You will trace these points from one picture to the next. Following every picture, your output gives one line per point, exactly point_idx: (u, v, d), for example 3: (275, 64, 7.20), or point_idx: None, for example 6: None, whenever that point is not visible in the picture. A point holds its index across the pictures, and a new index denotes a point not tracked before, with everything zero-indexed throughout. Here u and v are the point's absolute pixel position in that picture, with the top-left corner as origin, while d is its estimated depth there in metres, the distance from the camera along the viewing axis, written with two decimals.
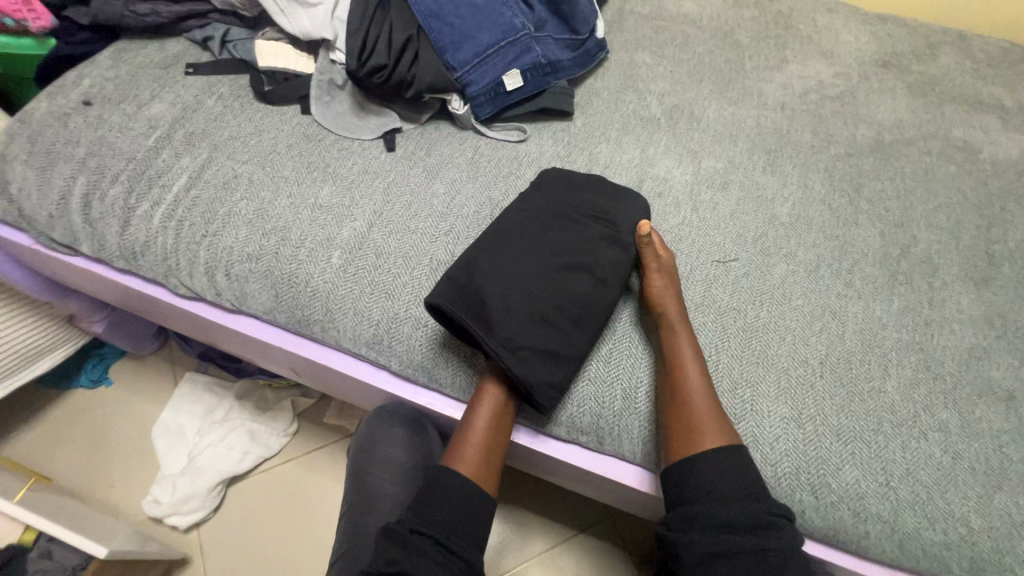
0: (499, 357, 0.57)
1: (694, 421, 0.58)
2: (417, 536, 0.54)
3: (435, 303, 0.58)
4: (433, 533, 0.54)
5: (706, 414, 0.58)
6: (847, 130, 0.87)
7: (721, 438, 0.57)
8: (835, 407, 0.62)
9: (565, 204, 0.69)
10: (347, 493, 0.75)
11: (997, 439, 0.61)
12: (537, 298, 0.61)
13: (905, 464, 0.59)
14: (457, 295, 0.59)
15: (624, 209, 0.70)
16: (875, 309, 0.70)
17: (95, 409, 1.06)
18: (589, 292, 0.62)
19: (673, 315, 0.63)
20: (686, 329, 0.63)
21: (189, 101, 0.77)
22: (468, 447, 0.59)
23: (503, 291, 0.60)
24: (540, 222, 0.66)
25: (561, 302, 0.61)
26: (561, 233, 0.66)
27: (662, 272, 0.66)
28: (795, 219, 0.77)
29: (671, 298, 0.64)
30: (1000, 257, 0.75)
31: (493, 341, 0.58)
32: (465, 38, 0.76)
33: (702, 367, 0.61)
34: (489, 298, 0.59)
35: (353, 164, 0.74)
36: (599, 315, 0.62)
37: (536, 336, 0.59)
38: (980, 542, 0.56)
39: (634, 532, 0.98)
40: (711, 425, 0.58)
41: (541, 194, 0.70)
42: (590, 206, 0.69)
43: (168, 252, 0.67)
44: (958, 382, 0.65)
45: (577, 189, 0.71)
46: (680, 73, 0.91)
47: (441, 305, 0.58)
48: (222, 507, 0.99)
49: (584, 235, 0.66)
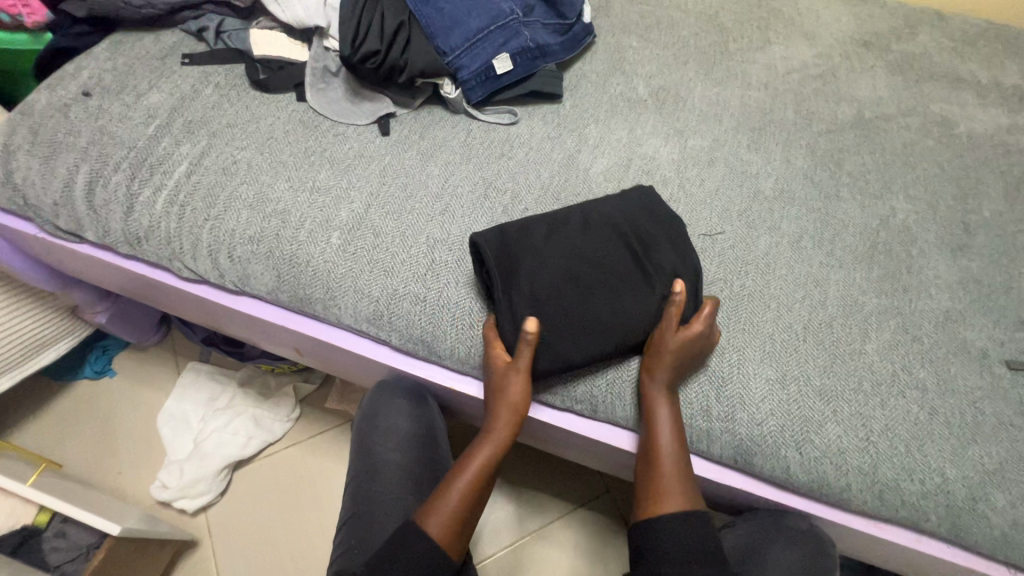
0: (500, 310, 0.62)
1: (655, 487, 0.61)
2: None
3: (478, 241, 0.63)
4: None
5: (667, 481, 0.60)
6: (829, 107, 0.90)
7: (682, 506, 0.60)
8: (818, 368, 0.65)
9: (626, 216, 0.67)
10: (352, 462, 0.77)
11: (972, 395, 0.64)
12: (557, 288, 0.63)
13: (884, 421, 0.63)
14: (496, 248, 0.63)
15: (671, 242, 0.66)
16: (855, 276, 0.72)
17: (101, 399, 1.08)
18: (618, 282, 0.64)
19: (656, 383, 0.61)
20: (670, 396, 0.61)
21: (186, 90, 0.78)
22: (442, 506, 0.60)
23: (537, 264, 0.63)
24: (601, 228, 0.66)
25: (576, 289, 0.63)
26: (617, 248, 0.65)
27: (670, 329, 0.61)
28: (779, 193, 0.79)
29: (663, 365, 0.60)
30: (975, 226, 0.78)
31: (503, 298, 0.62)
32: (456, 23, 0.78)
33: (678, 438, 0.61)
34: (521, 264, 0.63)
35: (349, 148, 0.76)
36: (612, 298, 0.63)
37: (542, 316, 0.62)
38: (954, 490, 0.60)
39: (631, 505, 1.01)
40: (672, 491, 0.60)
41: (618, 200, 0.69)
42: (660, 228, 0.67)
43: (171, 236, 0.69)
44: (935, 342, 0.68)
45: (658, 213, 0.68)
46: (666, 56, 0.94)
47: (481, 247, 0.63)
48: (228, 491, 1.01)
49: (637, 253, 0.65)
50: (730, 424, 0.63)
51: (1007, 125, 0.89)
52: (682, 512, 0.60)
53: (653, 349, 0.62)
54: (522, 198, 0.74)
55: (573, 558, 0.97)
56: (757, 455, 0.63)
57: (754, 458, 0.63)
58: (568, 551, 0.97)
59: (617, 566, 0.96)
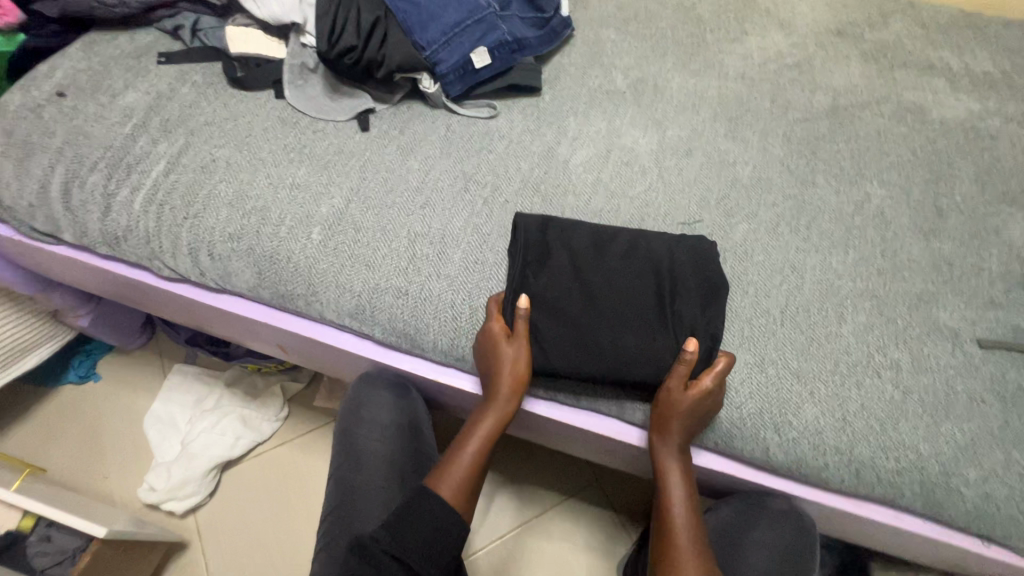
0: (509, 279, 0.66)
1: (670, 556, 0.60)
2: (393, 564, 0.55)
3: (519, 221, 0.69)
4: (408, 563, 0.55)
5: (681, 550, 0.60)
6: (804, 96, 0.91)
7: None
8: (795, 351, 0.66)
9: (671, 254, 0.68)
10: (336, 455, 0.77)
11: (945, 374, 0.66)
12: (569, 290, 0.65)
13: (859, 401, 0.64)
14: (537, 231, 0.68)
15: (705, 292, 0.66)
16: (831, 261, 0.74)
17: (86, 403, 1.07)
18: (632, 294, 0.65)
19: (666, 445, 0.63)
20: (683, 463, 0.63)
21: (163, 89, 0.78)
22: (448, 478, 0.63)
23: (565, 262, 0.67)
24: (638, 267, 0.67)
25: (585, 296, 0.65)
26: (646, 287, 0.66)
27: (677, 385, 0.61)
28: (756, 180, 0.80)
29: (671, 425, 0.61)
30: (947, 209, 0.79)
31: (517, 276, 0.66)
32: (433, 18, 0.78)
33: (690, 503, 0.63)
34: (551, 254, 0.67)
35: (329, 145, 0.76)
36: (609, 295, 0.65)
37: (540, 305, 0.65)
38: (927, 465, 0.61)
39: (620, 494, 1.02)
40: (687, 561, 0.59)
41: (670, 242, 0.69)
42: (700, 280, 0.67)
43: (150, 236, 0.69)
44: (908, 323, 0.69)
45: (706, 268, 0.67)
46: (644, 48, 0.94)
47: (520, 227, 0.69)
48: (217, 492, 1.01)
49: (665, 295, 0.65)
50: None
51: (977, 110, 0.91)
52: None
53: (661, 407, 0.62)
54: (502, 190, 0.75)
55: (563, 549, 0.98)
56: (736, 437, 0.64)
57: (733, 440, 0.64)
58: (559, 541, 0.98)
59: (607, 555, 0.97)
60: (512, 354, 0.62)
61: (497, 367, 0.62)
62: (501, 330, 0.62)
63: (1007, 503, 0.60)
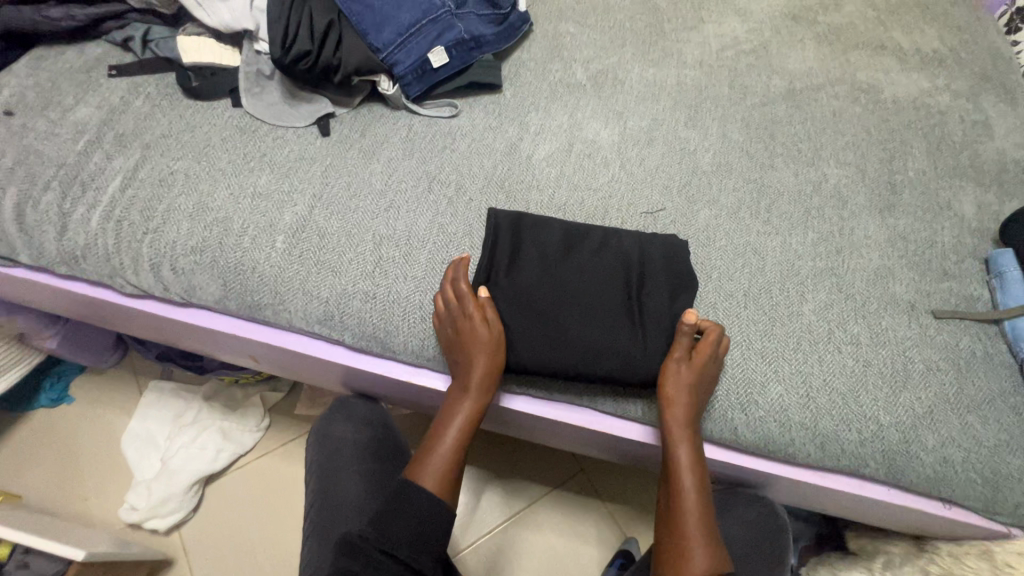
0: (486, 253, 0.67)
1: (682, 549, 0.60)
2: (382, 556, 0.59)
3: (494, 213, 0.70)
4: (398, 555, 0.59)
5: (693, 541, 0.60)
6: (762, 81, 0.92)
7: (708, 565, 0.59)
8: (760, 332, 0.68)
9: (641, 251, 0.69)
10: (314, 452, 0.84)
11: (902, 345, 0.68)
12: (540, 284, 0.66)
13: (821, 376, 0.66)
14: (510, 227, 0.69)
15: (673, 291, 0.68)
16: (791, 242, 0.76)
17: (59, 426, 1.05)
18: (603, 288, 0.67)
19: (678, 430, 0.62)
20: (695, 452, 0.62)
21: (116, 103, 0.76)
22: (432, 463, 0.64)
23: (536, 257, 0.68)
24: (608, 266, 0.68)
25: (553, 288, 0.66)
26: (617, 284, 0.67)
27: (682, 364, 0.62)
28: (716, 166, 0.82)
29: (679, 404, 0.61)
30: (901, 185, 0.82)
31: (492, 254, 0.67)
32: (387, 19, 0.78)
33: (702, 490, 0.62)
34: (523, 248, 0.68)
35: (289, 152, 0.75)
36: (578, 291, 0.66)
37: (509, 296, 0.66)
38: (889, 436, 0.64)
39: (605, 482, 1.03)
40: (696, 552, 0.60)
41: (642, 240, 0.70)
42: (668, 277, 0.68)
43: (109, 253, 0.68)
44: (867, 299, 0.72)
45: (676, 266, 0.69)
46: (603, 40, 0.95)
47: (495, 220, 0.70)
48: (201, 507, 1.00)
49: (637, 292, 0.67)
50: None
51: (928, 88, 0.93)
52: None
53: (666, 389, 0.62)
54: (466, 189, 0.75)
55: (551, 540, 0.99)
56: (706, 419, 0.65)
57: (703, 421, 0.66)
58: (546, 532, 0.99)
59: (595, 542, 0.99)
60: (488, 327, 0.62)
61: (475, 344, 0.62)
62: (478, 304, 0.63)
63: (964, 466, 0.63)
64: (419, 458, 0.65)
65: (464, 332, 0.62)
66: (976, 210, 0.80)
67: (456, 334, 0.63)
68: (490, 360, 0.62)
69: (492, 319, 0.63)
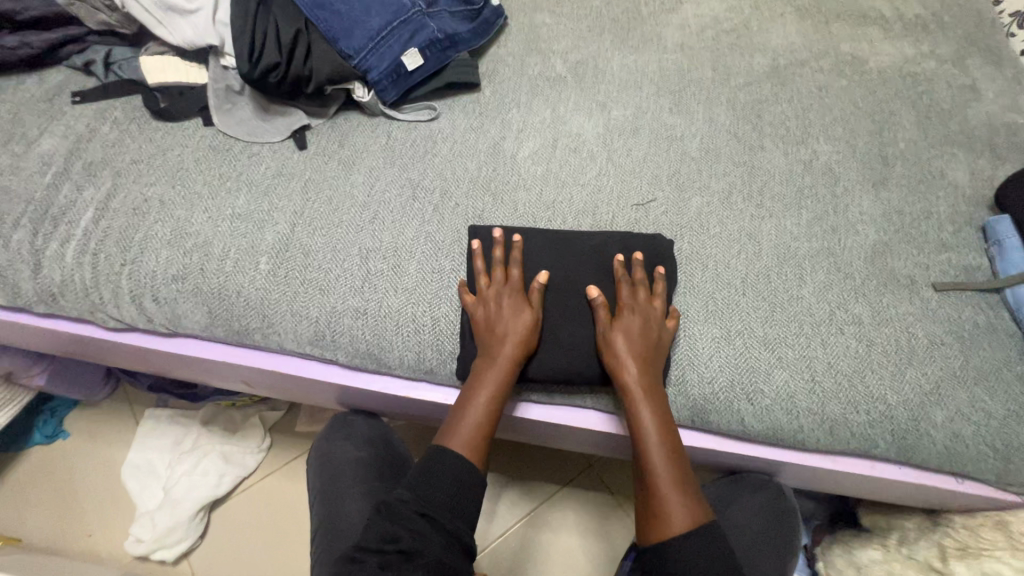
0: (476, 227, 0.68)
1: (656, 503, 0.58)
2: (422, 520, 0.56)
3: (474, 227, 0.68)
4: (438, 518, 0.56)
5: (666, 495, 0.58)
6: (745, 60, 0.90)
7: (689, 522, 0.56)
8: (760, 319, 0.67)
9: (628, 247, 0.68)
10: (315, 475, 0.82)
11: (905, 321, 0.67)
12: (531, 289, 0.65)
13: (826, 359, 0.65)
14: (490, 237, 0.68)
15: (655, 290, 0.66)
16: (785, 224, 0.74)
17: (56, 463, 1.03)
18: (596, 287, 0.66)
19: (633, 396, 0.60)
20: (659, 415, 0.60)
21: (82, 131, 0.74)
22: (463, 423, 0.60)
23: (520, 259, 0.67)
24: (595, 265, 0.66)
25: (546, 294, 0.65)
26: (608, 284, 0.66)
27: (612, 329, 0.62)
28: (704, 152, 0.80)
29: (628, 367, 0.60)
30: (893, 157, 0.80)
31: (483, 234, 0.68)
32: (356, 24, 0.75)
33: (671, 451, 0.59)
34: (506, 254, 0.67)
35: (267, 168, 0.73)
36: (567, 295, 0.65)
37: None
38: (897, 415, 0.63)
39: (614, 473, 1.03)
40: (674, 509, 0.57)
41: (625, 235, 0.69)
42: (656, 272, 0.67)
43: (88, 288, 0.66)
44: (866, 277, 0.70)
45: (663, 260, 0.68)
46: (581, 29, 0.92)
47: (476, 232, 0.68)
48: (208, 534, 0.98)
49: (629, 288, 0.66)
50: (682, 387, 0.65)
51: (913, 55, 0.91)
52: (688, 528, 0.56)
53: (609, 354, 0.61)
54: (451, 194, 0.73)
55: (568, 540, 0.98)
56: (712, 412, 0.64)
57: (709, 415, 0.65)
58: (562, 532, 0.98)
59: (611, 536, 0.98)
60: (509, 288, 0.63)
61: (497, 304, 0.62)
62: (499, 273, 0.64)
63: (975, 440, 0.62)
64: (449, 420, 0.62)
65: (508, 305, 0.62)
66: (969, 177, 0.79)
67: (496, 302, 0.63)
68: (529, 330, 0.62)
69: (537, 302, 0.63)
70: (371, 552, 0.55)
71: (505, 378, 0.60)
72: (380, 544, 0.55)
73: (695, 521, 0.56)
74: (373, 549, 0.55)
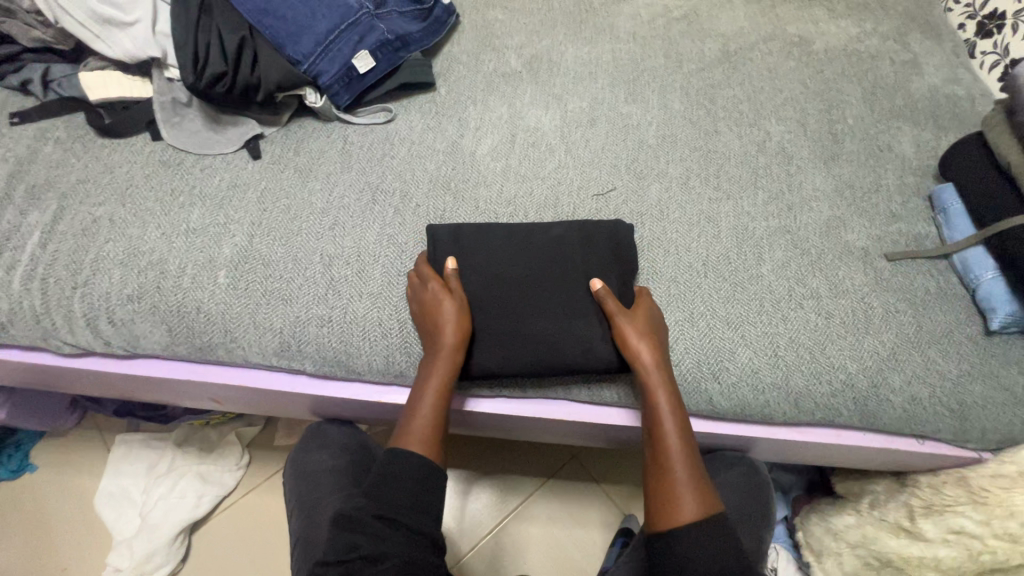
0: (432, 226, 0.68)
1: (670, 490, 0.58)
2: (380, 522, 0.56)
3: (433, 226, 0.68)
4: (398, 518, 0.56)
5: (681, 482, 0.58)
6: (696, 46, 0.92)
7: (701, 510, 0.57)
8: (721, 299, 0.69)
9: (589, 236, 0.68)
10: (294, 487, 0.81)
11: (860, 291, 0.70)
12: (495, 286, 0.65)
13: (787, 334, 0.67)
14: (450, 235, 0.67)
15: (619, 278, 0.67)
16: (742, 205, 0.76)
17: (24, 498, 1.00)
18: (561, 278, 0.66)
19: (654, 383, 0.60)
20: (676, 403, 0.61)
21: (23, 153, 0.71)
22: (417, 419, 0.60)
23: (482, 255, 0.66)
24: (558, 255, 0.67)
25: (511, 289, 0.65)
26: (572, 274, 0.66)
27: (629, 319, 0.62)
28: (661, 139, 0.81)
29: (646, 354, 0.61)
30: (842, 134, 0.83)
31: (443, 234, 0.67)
32: (303, 29, 0.75)
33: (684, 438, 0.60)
34: (467, 251, 0.66)
35: (221, 180, 0.72)
36: (533, 288, 0.65)
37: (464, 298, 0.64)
38: (858, 384, 0.65)
39: (597, 462, 1.04)
40: (687, 495, 0.58)
41: (585, 224, 0.69)
42: (618, 259, 0.68)
43: (39, 314, 0.64)
44: (822, 252, 0.72)
45: (625, 246, 0.68)
46: (533, 23, 0.93)
47: (434, 231, 0.67)
48: (189, 557, 0.96)
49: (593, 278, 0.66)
50: None
51: (856, 34, 0.94)
52: (701, 516, 0.56)
53: (623, 343, 0.62)
54: (412, 195, 0.73)
55: (553, 531, 0.98)
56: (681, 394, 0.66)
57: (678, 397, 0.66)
58: (547, 524, 0.99)
59: (597, 523, 0.99)
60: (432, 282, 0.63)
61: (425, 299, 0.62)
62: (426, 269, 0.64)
63: (931, 401, 0.64)
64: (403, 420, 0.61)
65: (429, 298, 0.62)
66: (915, 148, 0.82)
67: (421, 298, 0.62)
68: (458, 319, 0.61)
69: (456, 288, 0.63)
70: (332, 564, 0.55)
71: (448, 371, 0.60)
72: (341, 554, 0.55)
73: (708, 509, 0.57)
74: (335, 561, 0.55)
